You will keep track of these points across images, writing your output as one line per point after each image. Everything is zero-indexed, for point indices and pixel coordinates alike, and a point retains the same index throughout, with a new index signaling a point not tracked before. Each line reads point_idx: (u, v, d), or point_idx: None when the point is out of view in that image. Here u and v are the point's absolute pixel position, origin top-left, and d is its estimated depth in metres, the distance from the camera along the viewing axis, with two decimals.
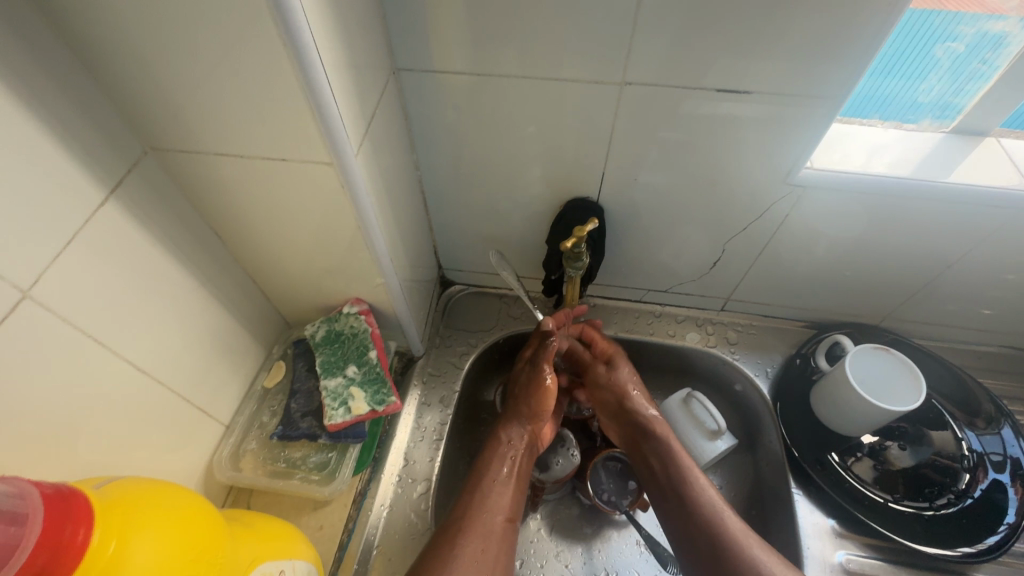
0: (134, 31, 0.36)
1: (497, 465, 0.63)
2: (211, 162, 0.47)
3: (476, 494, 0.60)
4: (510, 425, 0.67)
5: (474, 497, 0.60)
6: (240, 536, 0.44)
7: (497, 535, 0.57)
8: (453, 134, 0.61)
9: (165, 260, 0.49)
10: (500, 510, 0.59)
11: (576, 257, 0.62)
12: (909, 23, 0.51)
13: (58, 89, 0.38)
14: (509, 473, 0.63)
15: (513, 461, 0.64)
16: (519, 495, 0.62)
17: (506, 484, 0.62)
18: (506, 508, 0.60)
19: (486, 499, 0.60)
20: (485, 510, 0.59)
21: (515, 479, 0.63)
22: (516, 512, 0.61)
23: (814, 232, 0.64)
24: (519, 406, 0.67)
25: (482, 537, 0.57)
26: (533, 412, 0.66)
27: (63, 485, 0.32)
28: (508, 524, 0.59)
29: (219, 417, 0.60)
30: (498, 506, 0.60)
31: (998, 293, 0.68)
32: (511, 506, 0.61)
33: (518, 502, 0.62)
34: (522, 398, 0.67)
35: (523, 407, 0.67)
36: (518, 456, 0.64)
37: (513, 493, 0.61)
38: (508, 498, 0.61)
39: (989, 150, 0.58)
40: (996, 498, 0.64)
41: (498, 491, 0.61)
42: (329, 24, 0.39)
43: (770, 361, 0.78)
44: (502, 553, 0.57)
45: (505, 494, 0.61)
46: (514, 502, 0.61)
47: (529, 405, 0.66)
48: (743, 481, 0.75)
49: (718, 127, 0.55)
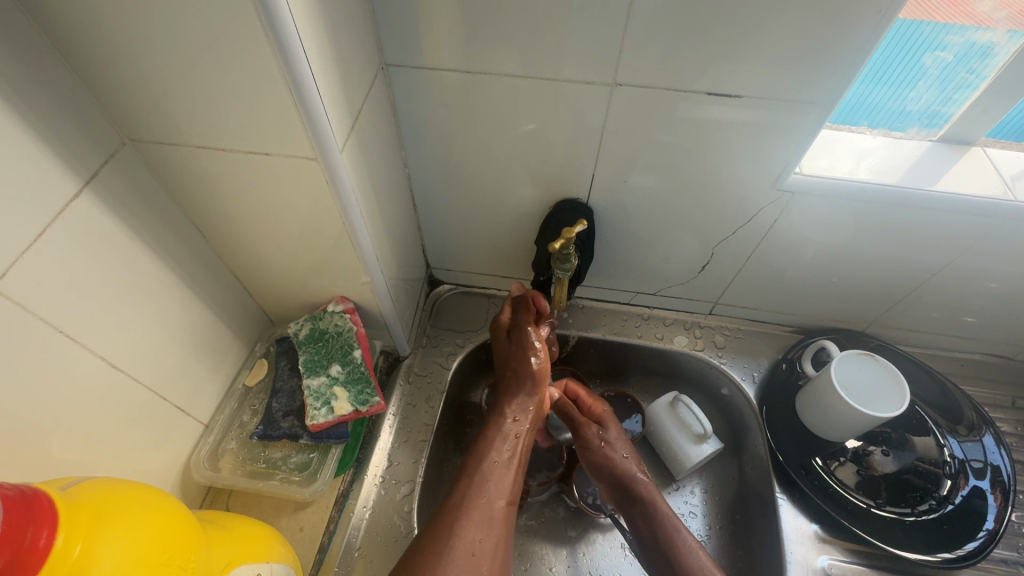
0: (110, 18, 0.35)
1: (499, 446, 0.61)
2: (192, 154, 0.46)
3: (476, 476, 0.58)
4: (509, 401, 0.65)
5: (475, 479, 0.58)
6: (215, 539, 0.43)
7: (497, 519, 0.56)
8: (443, 132, 0.60)
9: (143, 254, 0.48)
10: (501, 494, 0.58)
11: (565, 258, 0.61)
12: (897, 33, 0.51)
13: (31, 76, 0.36)
14: (510, 453, 0.61)
15: (514, 440, 0.63)
16: (519, 477, 0.61)
17: (506, 466, 0.60)
18: (507, 492, 0.59)
19: (489, 481, 0.58)
20: (484, 493, 0.57)
21: (515, 458, 0.62)
22: (516, 494, 0.60)
23: (802, 237, 0.65)
24: (513, 378, 0.67)
25: (481, 523, 0.55)
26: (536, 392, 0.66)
27: (27, 486, 0.31)
28: (507, 507, 0.58)
29: (197, 415, 0.59)
30: (500, 489, 0.58)
31: (980, 302, 0.69)
32: (511, 489, 0.59)
33: (517, 484, 0.60)
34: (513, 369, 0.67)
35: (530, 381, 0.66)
36: (520, 434, 0.63)
37: (513, 476, 0.60)
38: (509, 480, 0.60)
39: (975, 159, 0.59)
40: (975, 504, 0.64)
41: (499, 474, 0.59)
42: (315, 17, 0.39)
43: (756, 365, 0.78)
44: (501, 538, 0.56)
45: (504, 476, 0.59)
46: (513, 484, 0.60)
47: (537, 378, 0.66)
48: (727, 486, 0.75)
49: (708, 131, 0.54)
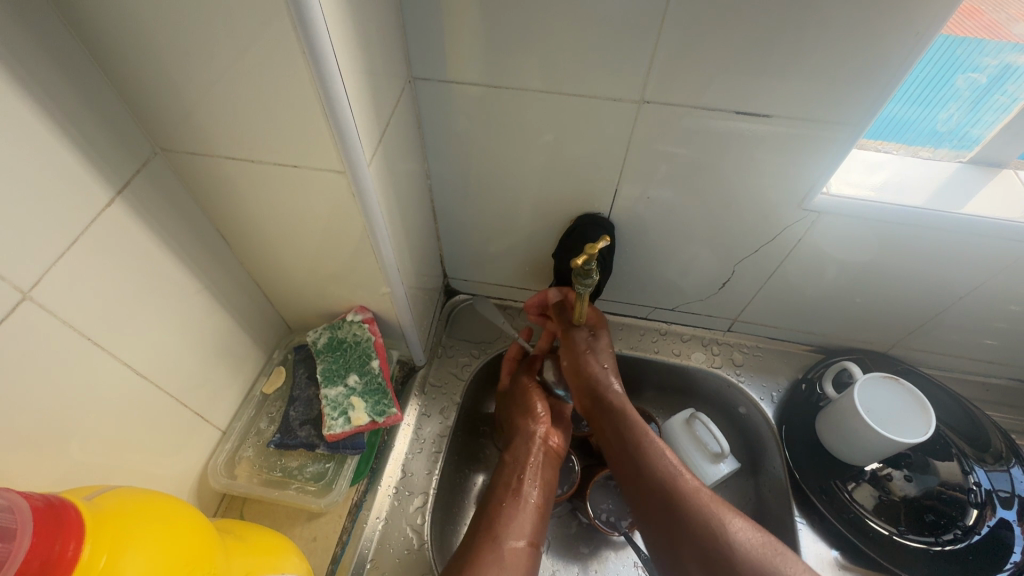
0: (149, 31, 0.36)
1: (506, 488, 0.60)
2: (221, 165, 0.46)
3: (490, 520, 0.57)
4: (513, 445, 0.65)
5: (488, 522, 0.56)
6: (233, 550, 0.43)
7: (514, 558, 0.53)
8: (466, 144, 0.60)
9: (170, 262, 0.48)
10: (521, 534, 0.55)
11: (587, 273, 0.58)
12: (932, 53, 0.50)
13: (70, 87, 0.37)
14: (519, 491, 0.60)
15: (527, 479, 0.61)
16: (538, 516, 0.58)
17: (519, 505, 0.58)
18: (526, 532, 0.56)
19: (507, 523, 0.56)
20: (498, 532, 0.55)
21: (528, 494, 0.60)
22: (538, 536, 0.57)
23: (826, 258, 0.64)
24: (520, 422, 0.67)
25: (497, 563, 0.52)
26: (546, 428, 0.66)
27: (54, 496, 0.31)
28: (530, 548, 0.55)
29: (216, 422, 0.59)
30: (514, 529, 0.55)
31: (1007, 326, 0.67)
32: (532, 530, 0.56)
33: (538, 523, 0.58)
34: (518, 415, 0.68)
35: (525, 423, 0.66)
36: (526, 472, 0.62)
37: (529, 514, 0.58)
38: (525, 519, 0.57)
39: (1005, 182, 0.58)
40: (1003, 535, 0.62)
41: (513, 514, 0.57)
42: (348, 30, 0.39)
43: (775, 385, 0.77)
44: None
45: (518, 513, 0.57)
46: (533, 522, 0.57)
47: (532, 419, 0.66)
48: (744, 506, 0.74)
49: (734, 149, 0.54)
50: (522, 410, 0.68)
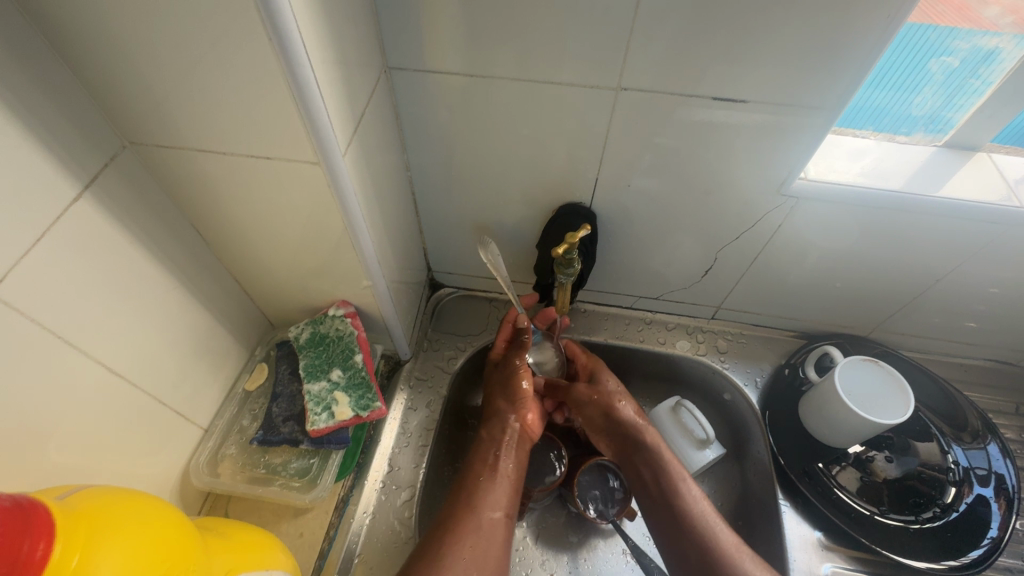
0: (111, 21, 0.35)
1: (484, 463, 0.62)
2: (193, 158, 0.45)
3: (472, 494, 0.59)
4: (493, 424, 0.66)
5: (465, 495, 0.59)
6: (214, 546, 0.43)
7: (490, 529, 0.56)
8: (446, 135, 0.59)
9: (142, 257, 0.48)
10: (498, 506, 0.58)
11: (568, 263, 0.61)
12: (904, 37, 0.50)
13: (33, 82, 0.36)
14: (495, 468, 0.61)
15: (503, 455, 0.63)
16: (512, 489, 0.61)
17: (492, 481, 0.60)
18: (503, 504, 0.59)
19: (485, 495, 0.59)
20: (473, 505, 0.57)
21: (502, 470, 0.61)
22: (513, 508, 0.59)
23: (807, 243, 0.64)
24: (501, 402, 0.67)
25: (473, 533, 0.55)
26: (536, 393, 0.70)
27: (24, 497, 0.31)
28: (506, 520, 0.58)
29: (197, 420, 0.59)
30: (490, 503, 0.58)
31: (984, 307, 0.68)
32: (508, 502, 0.59)
33: (513, 497, 0.60)
34: (501, 395, 0.68)
35: (500, 404, 0.67)
36: (501, 453, 0.63)
37: (503, 489, 0.60)
38: (502, 495, 0.59)
39: (980, 164, 0.58)
40: (979, 512, 0.64)
41: (490, 488, 0.59)
42: (318, 19, 0.38)
43: (759, 371, 0.78)
44: (498, 546, 0.55)
45: (493, 488, 0.60)
46: (509, 496, 0.60)
47: (507, 401, 0.67)
48: (729, 491, 0.75)
49: (713, 136, 0.54)
50: (506, 390, 0.68)
